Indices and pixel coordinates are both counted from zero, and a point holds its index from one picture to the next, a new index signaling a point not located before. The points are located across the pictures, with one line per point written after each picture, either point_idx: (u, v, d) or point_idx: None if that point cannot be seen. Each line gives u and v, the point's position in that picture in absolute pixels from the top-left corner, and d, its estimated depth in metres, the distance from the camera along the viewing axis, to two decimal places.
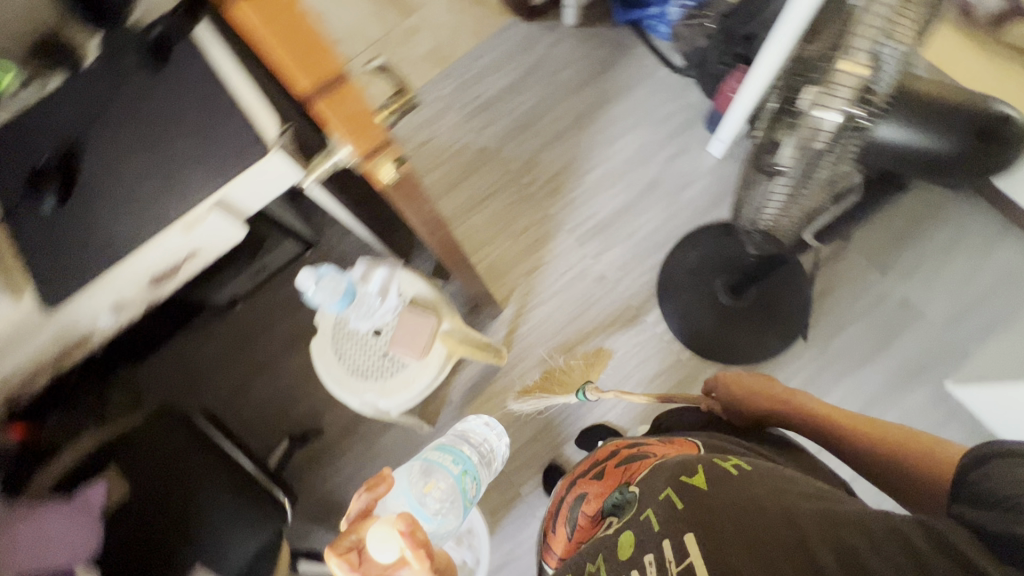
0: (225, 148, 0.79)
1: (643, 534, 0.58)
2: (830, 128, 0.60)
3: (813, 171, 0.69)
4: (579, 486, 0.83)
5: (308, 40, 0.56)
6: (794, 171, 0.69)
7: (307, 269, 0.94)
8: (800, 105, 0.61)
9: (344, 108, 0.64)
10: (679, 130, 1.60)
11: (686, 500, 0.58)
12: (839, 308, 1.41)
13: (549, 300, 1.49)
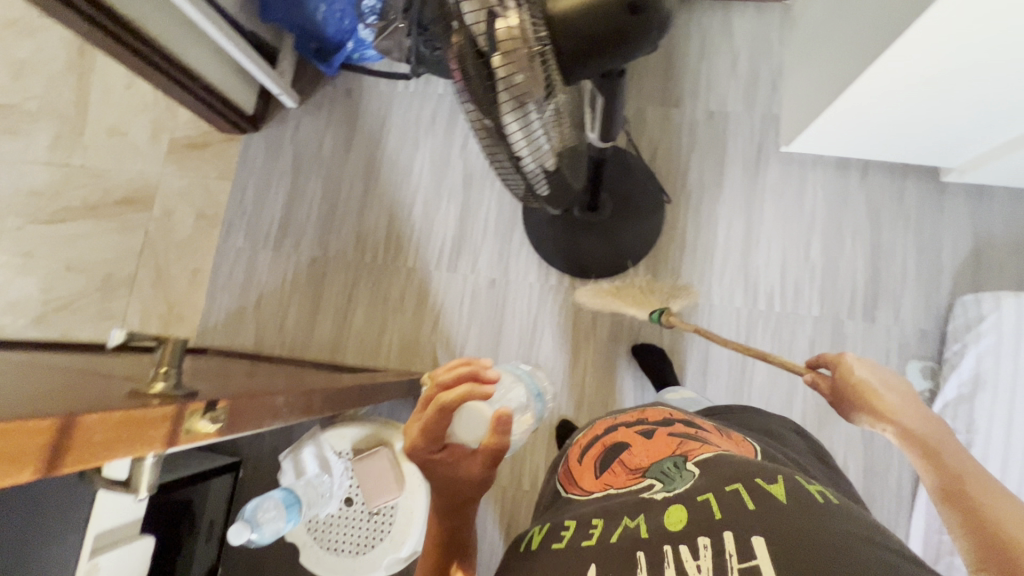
0: (54, 512, 0.75)
1: (696, 523, 0.56)
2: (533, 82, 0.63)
3: (548, 126, 0.72)
4: (622, 436, 0.82)
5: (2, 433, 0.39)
6: (536, 136, 0.71)
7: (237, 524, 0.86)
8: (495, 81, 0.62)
9: (94, 445, 0.47)
10: (451, 120, 1.62)
11: (757, 502, 0.57)
12: (672, 156, 1.52)
13: (468, 333, 1.49)
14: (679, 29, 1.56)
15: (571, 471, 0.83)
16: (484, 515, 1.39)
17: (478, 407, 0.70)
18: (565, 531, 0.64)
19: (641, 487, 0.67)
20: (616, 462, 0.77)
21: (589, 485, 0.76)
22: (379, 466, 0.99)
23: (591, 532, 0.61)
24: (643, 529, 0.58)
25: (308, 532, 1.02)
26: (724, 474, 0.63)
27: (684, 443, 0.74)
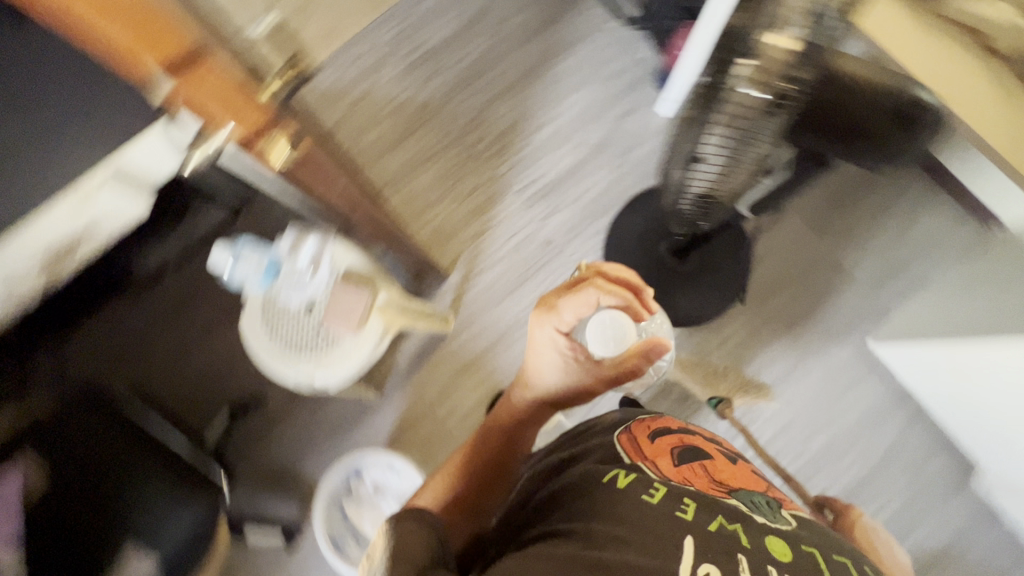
0: (121, 116, 0.75)
1: (803, 565, 0.59)
2: (758, 100, 0.76)
3: (740, 151, 0.86)
4: (694, 441, 0.84)
5: None
6: (725, 149, 0.86)
7: (223, 243, 0.96)
8: (733, 79, 0.75)
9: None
10: (630, 88, 1.53)
11: (832, 571, 0.60)
12: (775, 271, 1.44)
13: (496, 265, 1.45)
14: (872, 178, 1.47)
15: (637, 441, 0.82)
16: (387, 409, 1.40)
17: (614, 321, 0.93)
18: (652, 496, 0.66)
19: (729, 500, 0.69)
20: (696, 462, 0.78)
21: (664, 465, 0.75)
22: (354, 302, 0.99)
23: (684, 508, 0.64)
24: (744, 536, 0.61)
25: (259, 298, 1.02)
26: (825, 543, 0.67)
27: (770, 490, 0.79)
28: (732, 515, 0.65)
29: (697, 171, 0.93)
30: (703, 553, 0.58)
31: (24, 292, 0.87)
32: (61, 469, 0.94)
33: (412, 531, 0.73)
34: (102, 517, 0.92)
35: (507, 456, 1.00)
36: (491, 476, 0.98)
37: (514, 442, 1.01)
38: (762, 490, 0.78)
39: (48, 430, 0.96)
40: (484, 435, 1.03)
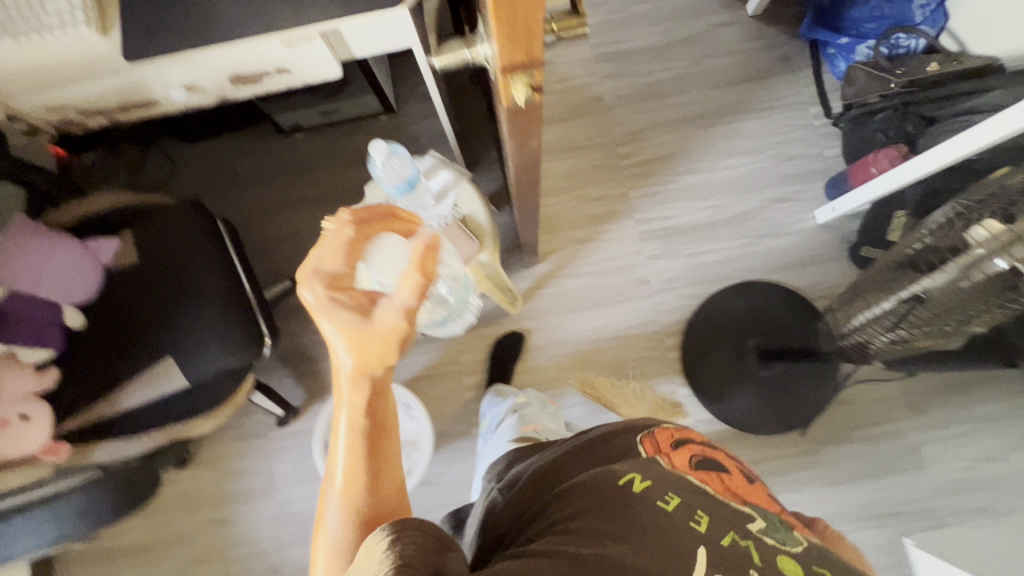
0: None
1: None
2: (993, 270, 0.76)
3: (945, 306, 0.88)
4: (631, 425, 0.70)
5: None
6: (933, 295, 0.88)
7: (382, 141, 0.87)
8: (972, 240, 0.77)
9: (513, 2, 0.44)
10: (798, 176, 1.44)
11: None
12: (847, 422, 1.32)
13: (584, 276, 1.42)
14: (1000, 385, 1.31)
15: (660, 444, 0.67)
16: (421, 351, 1.42)
17: (327, 253, 0.57)
18: (667, 502, 0.53)
19: (741, 508, 0.57)
20: (718, 473, 0.64)
21: (681, 465, 0.63)
22: (461, 247, 0.99)
23: (698, 519, 0.52)
24: (754, 552, 0.51)
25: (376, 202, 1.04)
26: (833, 561, 0.55)
27: (786, 514, 0.64)
28: (744, 530, 0.53)
29: (871, 339, 1.08)
30: (714, 565, 0.48)
31: (203, 100, 0.88)
32: (146, 261, 0.98)
33: (421, 534, 0.47)
34: (160, 320, 0.96)
35: (385, 451, 0.53)
36: (381, 505, 0.52)
37: (376, 424, 0.53)
38: (776, 510, 0.62)
39: (153, 223, 0.99)
40: (337, 432, 0.53)
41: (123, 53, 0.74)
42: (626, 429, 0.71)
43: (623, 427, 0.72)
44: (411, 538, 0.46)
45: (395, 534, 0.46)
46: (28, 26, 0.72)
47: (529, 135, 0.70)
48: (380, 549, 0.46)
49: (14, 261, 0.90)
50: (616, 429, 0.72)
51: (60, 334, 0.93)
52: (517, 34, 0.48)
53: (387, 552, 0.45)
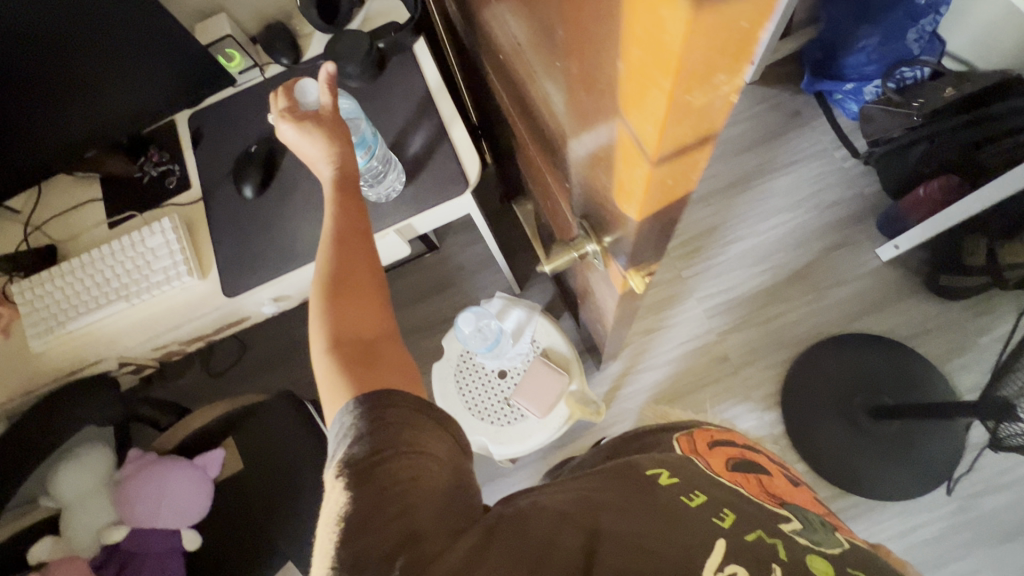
0: (430, 181, 0.80)
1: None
2: None
3: None
4: (697, 438, 0.78)
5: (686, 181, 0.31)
6: None
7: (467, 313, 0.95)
8: None
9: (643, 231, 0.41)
10: (846, 219, 1.43)
11: None
12: (993, 466, 1.20)
13: (659, 366, 1.39)
14: None
15: (698, 445, 0.76)
16: (516, 480, 1.37)
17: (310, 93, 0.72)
18: (690, 498, 0.53)
19: (775, 509, 0.58)
20: (753, 474, 0.70)
21: (718, 468, 0.68)
22: (550, 383, 1.00)
23: (722, 515, 0.50)
24: (782, 550, 0.47)
25: (456, 354, 1.05)
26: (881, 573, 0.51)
27: (831, 516, 0.66)
28: (772, 530, 0.50)
29: None
30: (734, 555, 0.45)
31: (292, 306, 0.91)
32: (250, 466, 0.99)
33: (431, 427, 0.51)
34: (272, 528, 0.95)
35: (358, 293, 0.61)
36: (354, 330, 0.59)
37: (348, 272, 0.61)
38: (821, 512, 0.66)
39: (251, 425, 1.01)
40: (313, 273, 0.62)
41: (223, 290, 0.79)
42: (667, 429, 0.85)
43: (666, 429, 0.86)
44: (393, 412, 0.51)
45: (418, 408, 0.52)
46: (139, 287, 0.79)
47: (629, 305, 0.66)
48: (353, 421, 0.50)
49: (133, 501, 0.93)
50: (653, 429, 0.87)
51: (182, 559, 0.93)
52: (647, 250, 0.44)
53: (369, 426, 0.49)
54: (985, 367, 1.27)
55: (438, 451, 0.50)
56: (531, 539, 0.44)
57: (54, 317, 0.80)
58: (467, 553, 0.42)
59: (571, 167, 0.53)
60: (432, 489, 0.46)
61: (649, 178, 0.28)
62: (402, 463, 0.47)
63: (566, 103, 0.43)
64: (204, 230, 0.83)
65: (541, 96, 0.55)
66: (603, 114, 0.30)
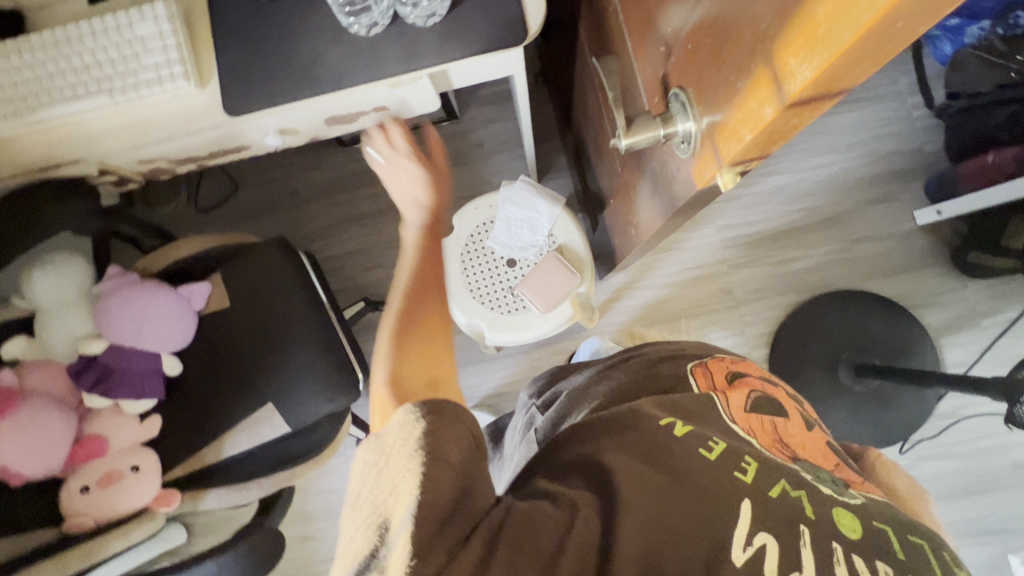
0: (479, 20, 0.66)
1: (873, 543, 0.48)
2: None
3: None
4: (713, 364, 0.72)
5: (896, 40, 0.25)
6: None
7: None
8: None
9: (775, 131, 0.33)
10: (896, 175, 1.34)
11: (905, 555, 0.48)
12: (949, 436, 1.25)
13: (661, 287, 1.35)
14: None
15: (714, 377, 0.69)
16: (498, 368, 1.38)
17: None
18: (709, 451, 0.52)
19: (791, 464, 0.56)
20: (769, 412, 0.65)
21: (733, 407, 0.63)
22: (560, 276, 0.96)
23: (743, 469, 0.51)
24: (807, 505, 0.49)
25: (465, 234, 0.99)
26: (895, 520, 0.53)
27: (839, 462, 0.63)
28: (795, 479, 0.52)
29: None
30: (760, 521, 0.46)
31: (297, 144, 0.82)
32: (236, 306, 0.95)
33: (433, 429, 0.48)
34: (256, 370, 0.94)
35: (424, 329, 0.60)
36: (421, 372, 0.56)
37: (415, 303, 0.63)
38: (828, 459, 0.62)
39: (241, 266, 0.95)
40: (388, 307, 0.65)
41: (224, 107, 0.69)
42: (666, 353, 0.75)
43: (672, 354, 0.75)
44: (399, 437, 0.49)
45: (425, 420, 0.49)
46: (126, 82, 0.67)
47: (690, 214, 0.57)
48: (370, 455, 0.50)
49: (112, 318, 0.88)
50: (663, 356, 0.74)
51: (161, 383, 0.92)
52: (757, 151, 0.37)
53: (411, 445, 0.48)
54: (976, 347, 1.28)
55: (441, 451, 0.47)
56: (541, 537, 0.44)
57: (20, 99, 0.67)
58: (479, 560, 0.42)
59: (667, 42, 0.45)
60: (437, 500, 0.44)
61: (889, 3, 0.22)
62: (412, 484, 0.45)
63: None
64: (206, 30, 0.70)
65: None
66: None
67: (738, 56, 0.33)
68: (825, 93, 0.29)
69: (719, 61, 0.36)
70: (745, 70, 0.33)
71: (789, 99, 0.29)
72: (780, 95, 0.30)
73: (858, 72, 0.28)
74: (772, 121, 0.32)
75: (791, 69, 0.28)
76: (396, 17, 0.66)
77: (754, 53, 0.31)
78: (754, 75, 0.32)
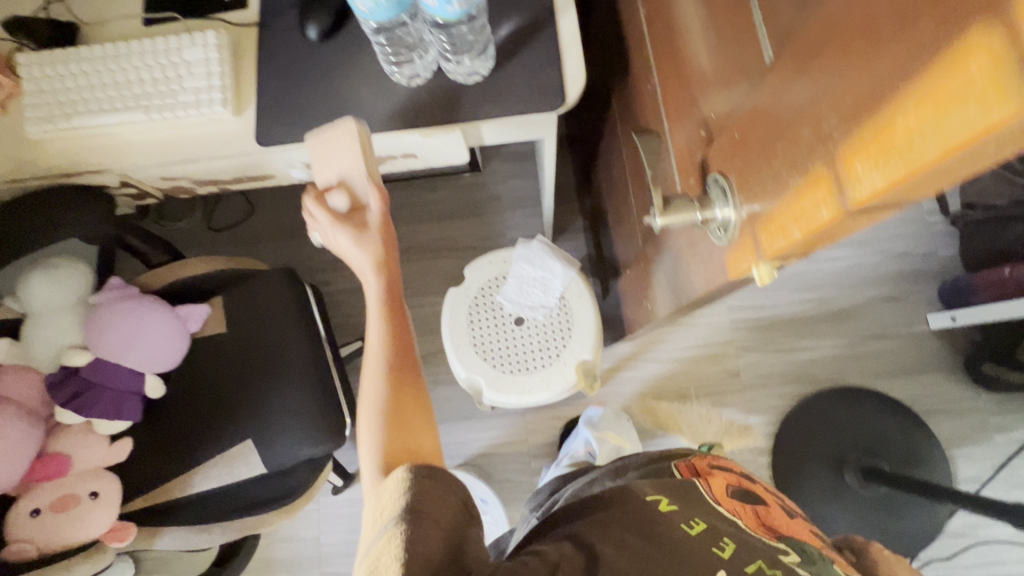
0: (519, 84, 0.67)
1: None
2: None
3: None
4: (699, 459, 0.69)
5: (979, 163, 0.22)
6: None
7: None
8: None
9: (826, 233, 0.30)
10: (910, 276, 1.33)
11: None
12: (960, 558, 1.18)
13: (667, 362, 1.32)
14: None
15: (697, 465, 0.67)
16: (490, 426, 1.33)
17: None
18: (690, 526, 0.50)
19: (772, 542, 0.50)
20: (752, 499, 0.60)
21: (715, 490, 0.60)
22: (573, 340, 0.94)
23: (721, 545, 0.48)
24: None
25: (475, 287, 0.97)
26: None
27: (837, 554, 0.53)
28: (773, 556, 0.47)
29: None
30: None
31: None
32: (232, 333, 0.92)
33: (431, 482, 0.50)
34: (240, 403, 0.89)
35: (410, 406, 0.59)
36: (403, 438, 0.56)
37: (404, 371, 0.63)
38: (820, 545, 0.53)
39: (243, 292, 0.93)
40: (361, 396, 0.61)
41: (256, 136, 0.68)
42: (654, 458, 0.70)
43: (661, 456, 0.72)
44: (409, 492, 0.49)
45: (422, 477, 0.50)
46: (163, 102, 0.68)
47: (713, 297, 0.56)
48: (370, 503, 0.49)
49: (102, 331, 0.85)
50: (656, 456, 0.71)
51: (139, 405, 0.87)
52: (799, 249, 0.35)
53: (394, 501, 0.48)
54: (989, 464, 1.23)
55: (435, 505, 0.48)
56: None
57: (59, 106, 0.69)
58: None
59: (710, 124, 0.44)
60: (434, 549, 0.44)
61: (986, 128, 0.18)
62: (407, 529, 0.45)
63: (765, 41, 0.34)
64: (251, 62, 0.71)
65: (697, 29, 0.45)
66: (896, 37, 0.22)
67: (791, 150, 0.31)
68: (890, 204, 0.27)
69: (769, 151, 0.34)
70: (802, 163, 0.30)
71: (851, 206, 0.26)
72: (841, 199, 0.27)
73: (936, 183, 0.24)
74: (827, 222, 0.29)
75: (857, 174, 0.25)
76: (439, 71, 0.67)
77: (812, 146, 0.29)
78: (811, 170, 0.29)
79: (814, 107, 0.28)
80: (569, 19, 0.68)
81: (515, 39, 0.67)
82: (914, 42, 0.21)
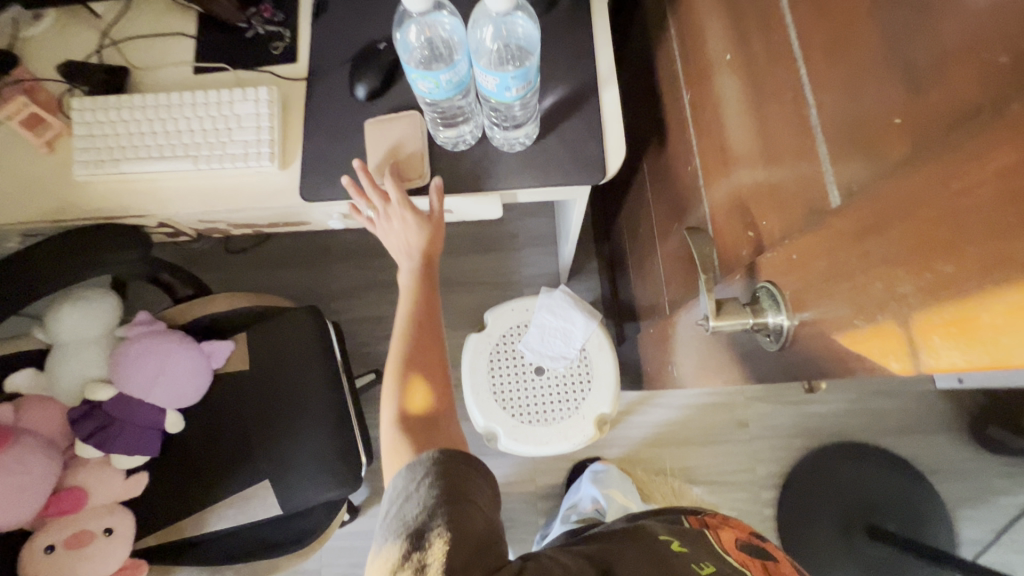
0: (561, 154, 0.69)
1: None
2: None
3: None
4: (712, 512, 0.69)
5: None
6: None
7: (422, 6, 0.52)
8: None
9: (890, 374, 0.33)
10: None
11: None
12: None
13: (676, 408, 1.33)
14: None
15: (713, 517, 0.67)
16: (498, 463, 1.33)
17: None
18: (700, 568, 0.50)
19: None
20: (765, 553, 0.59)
21: (726, 542, 0.60)
22: (592, 394, 0.95)
23: None
24: None
25: (497, 333, 0.98)
26: None
27: None
28: None
29: None
30: None
31: (357, 227, 0.83)
32: (254, 371, 0.92)
33: (466, 463, 0.53)
34: (259, 442, 0.90)
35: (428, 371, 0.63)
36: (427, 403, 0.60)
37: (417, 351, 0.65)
38: None
39: (267, 329, 0.94)
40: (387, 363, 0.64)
41: (300, 191, 0.70)
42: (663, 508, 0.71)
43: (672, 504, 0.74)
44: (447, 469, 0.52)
45: (452, 457, 0.53)
46: (212, 152, 0.70)
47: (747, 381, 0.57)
48: (408, 478, 0.52)
49: (128, 365, 0.85)
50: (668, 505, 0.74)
51: (158, 441, 0.87)
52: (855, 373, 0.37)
53: (430, 479, 0.51)
54: (991, 526, 1.24)
55: (472, 492, 0.51)
56: None
57: (108, 150, 0.70)
58: None
59: (762, 231, 0.46)
60: (476, 538, 0.47)
61: None
62: (447, 511, 0.48)
63: (834, 184, 0.36)
64: (299, 116, 0.73)
65: (756, 140, 0.48)
66: (968, 247, 0.24)
67: (850, 296, 0.33)
68: None
69: (826, 287, 0.35)
70: (860, 313, 0.33)
71: (926, 369, 0.29)
72: (915, 361, 0.29)
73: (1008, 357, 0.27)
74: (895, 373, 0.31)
75: (933, 345, 0.28)
76: (484, 137, 0.69)
77: (873, 303, 0.31)
78: (874, 324, 0.31)
79: (875, 271, 0.30)
80: (611, 94, 0.70)
81: (558, 110, 0.69)
82: (987, 256, 0.23)
